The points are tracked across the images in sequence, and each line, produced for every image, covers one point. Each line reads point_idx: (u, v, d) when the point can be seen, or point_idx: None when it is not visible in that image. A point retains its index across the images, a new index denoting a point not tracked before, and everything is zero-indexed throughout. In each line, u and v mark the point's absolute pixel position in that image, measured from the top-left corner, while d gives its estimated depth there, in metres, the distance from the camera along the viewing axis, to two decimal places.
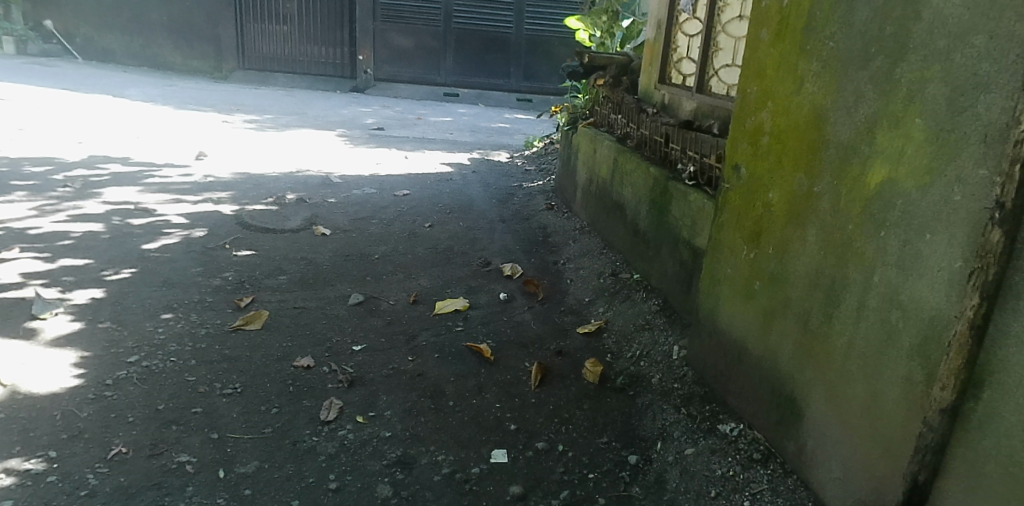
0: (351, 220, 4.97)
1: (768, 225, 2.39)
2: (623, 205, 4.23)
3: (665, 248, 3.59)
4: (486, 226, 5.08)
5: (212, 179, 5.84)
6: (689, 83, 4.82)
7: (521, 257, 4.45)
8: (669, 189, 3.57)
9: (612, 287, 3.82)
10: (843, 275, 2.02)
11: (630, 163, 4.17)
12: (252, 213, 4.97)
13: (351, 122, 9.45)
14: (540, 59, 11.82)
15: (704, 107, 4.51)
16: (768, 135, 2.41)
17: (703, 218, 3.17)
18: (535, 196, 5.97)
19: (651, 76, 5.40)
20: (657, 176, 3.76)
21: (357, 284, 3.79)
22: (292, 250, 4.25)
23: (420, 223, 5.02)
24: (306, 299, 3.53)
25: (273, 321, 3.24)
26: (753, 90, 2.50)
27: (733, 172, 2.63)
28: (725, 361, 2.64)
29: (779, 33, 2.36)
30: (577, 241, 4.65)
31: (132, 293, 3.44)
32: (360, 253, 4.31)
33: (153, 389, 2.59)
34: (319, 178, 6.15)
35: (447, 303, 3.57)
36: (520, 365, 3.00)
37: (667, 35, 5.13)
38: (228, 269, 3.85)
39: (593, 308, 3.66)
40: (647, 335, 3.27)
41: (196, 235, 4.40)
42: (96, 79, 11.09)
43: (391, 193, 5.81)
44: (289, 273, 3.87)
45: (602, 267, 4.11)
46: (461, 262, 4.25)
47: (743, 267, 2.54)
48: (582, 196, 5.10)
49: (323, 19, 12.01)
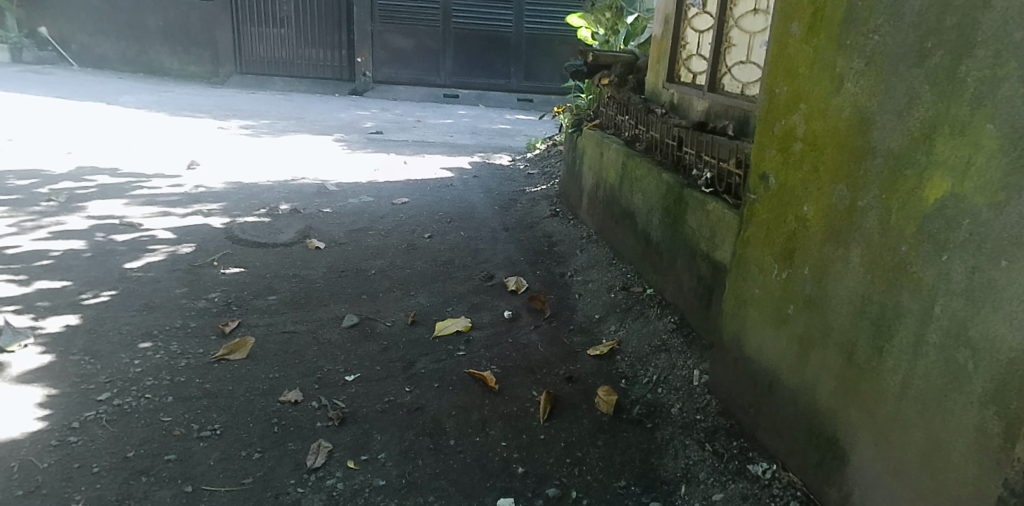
0: (346, 232, 4.73)
1: (803, 242, 2.15)
2: (633, 213, 3.98)
3: (680, 260, 3.34)
4: (488, 235, 4.83)
5: (203, 189, 5.60)
6: (700, 81, 4.57)
7: (526, 269, 4.20)
8: (684, 197, 3.32)
9: (624, 302, 3.57)
10: (895, 302, 1.78)
11: (639, 168, 3.92)
12: (244, 226, 4.73)
13: (350, 126, 9.21)
14: (541, 58, 11.58)
15: (717, 107, 4.26)
16: (802, 140, 2.18)
17: (723, 231, 2.93)
18: (539, 202, 5.72)
19: (659, 74, 5.14)
20: (670, 183, 3.51)
21: (351, 303, 3.54)
22: (283, 266, 4.01)
23: (420, 233, 4.77)
24: (296, 321, 3.29)
25: (260, 349, 3.00)
26: (785, 91, 2.28)
27: (761, 181, 2.40)
28: (754, 390, 2.41)
29: (814, 27, 2.14)
30: (585, 250, 4.41)
31: (110, 318, 3.20)
32: (356, 268, 4.06)
33: (124, 433, 2.36)
34: (314, 186, 5.91)
35: (448, 324, 3.33)
36: (527, 395, 2.76)
37: (675, 31, 4.87)
38: (214, 289, 3.61)
39: (604, 326, 3.42)
40: (664, 357, 3.02)
41: (183, 251, 4.16)
42: (90, 86, 10.86)
43: (389, 202, 5.56)
44: (279, 292, 3.63)
45: (612, 280, 3.86)
46: (463, 276, 4.01)
47: (773, 286, 2.30)
48: (589, 202, 4.86)
49: (320, 21, 11.76)
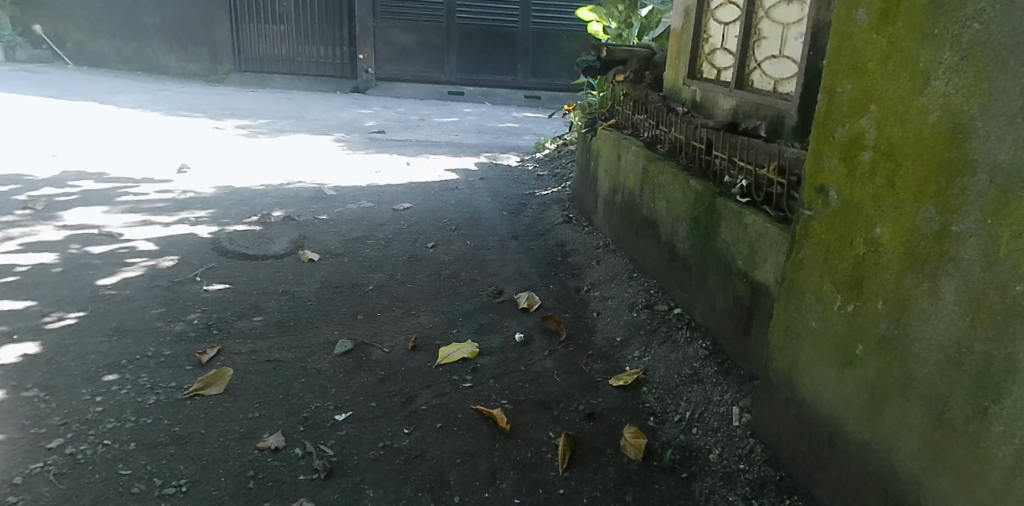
0: (343, 242, 4.38)
1: (876, 272, 1.82)
2: (656, 222, 3.62)
3: (712, 277, 2.99)
4: (497, 244, 4.48)
5: (192, 195, 5.26)
6: (726, 77, 4.21)
7: (538, 283, 3.85)
8: (717, 208, 2.98)
9: (648, 322, 3.21)
10: (1006, 353, 1.49)
11: (663, 173, 3.56)
12: (232, 235, 4.39)
13: (351, 125, 8.87)
14: (548, 54, 11.22)
15: (746, 105, 3.90)
16: (872, 150, 1.84)
17: (765, 248, 2.58)
18: (550, 206, 5.37)
19: (679, 71, 4.78)
20: (700, 191, 3.16)
21: (345, 324, 3.20)
22: (272, 282, 3.66)
23: (422, 242, 4.43)
24: (282, 347, 2.94)
25: (239, 382, 2.65)
26: (845, 89, 1.94)
27: (817, 196, 2.06)
28: (809, 439, 2.09)
29: (886, 13, 1.79)
30: (602, 261, 4.05)
31: (73, 346, 2.86)
32: (352, 283, 3.72)
33: (73, 492, 2.04)
34: (311, 191, 5.57)
35: (453, 350, 2.98)
36: (543, 437, 2.42)
37: (697, 24, 4.51)
38: (193, 309, 3.27)
39: (626, 350, 3.05)
40: (697, 390, 2.68)
41: (164, 264, 3.82)
42: (85, 85, 10.53)
43: (390, 207, 5.22)
44: (266, 312, 3.28)
45: (633, 296, 3.50)
46: (469, 292, 3.66)
47: (835, 321, 1.97)
48: (605, 208, 4.50)
49: (321, 16, 11.42)
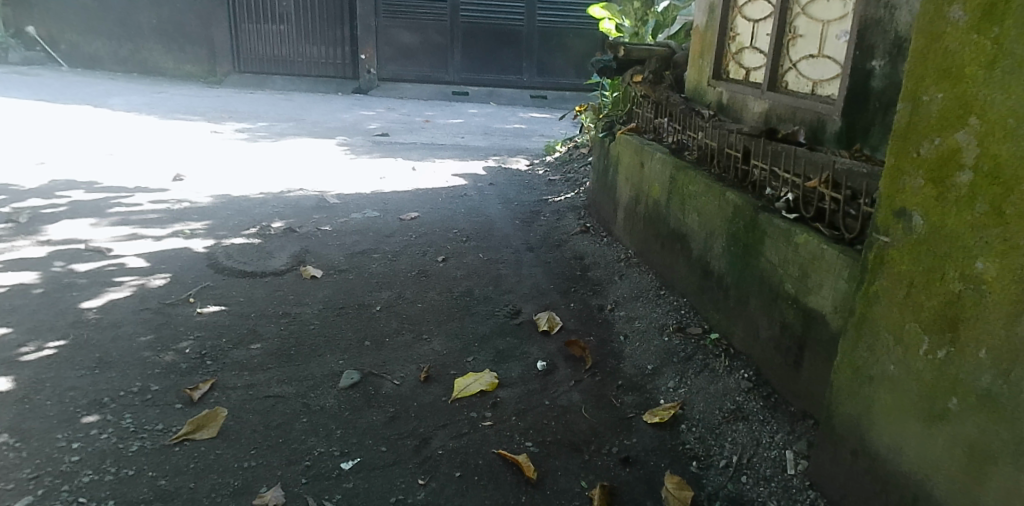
0: (347, 256, 4.11)
1: (976, 313, 1.57)
2: (686, 236, 3.35)
3: (754, 301, 2.72)
4: (511, 257, 4.21)
5: (187, 205, 5.00)
6: (756, 78, 3.94)
7: (557, 301, 3.57)
8: (760, 224, 2.70)
9: (681, 348, 2.93)
10: None
11: (695, 183, 3.28)
12: (229, 250, 4.12)
13: (353, 128, 8.59)
14: (554, 52, 10.95)
15: (781, 108, 3.63)
16: (973, 170, 1.59)
17: (820, 272, 2.32)
18: (565, 214, 5.10)
19: (703, 71, 4.51)
20: (740, 204, 2.88)
21: (350, 352, 2.93)
22: (270, 303, 3.39)
23: (431, 256, 4.16)
24: (281, 380, 2.67)
25: (234, 424, 2.39)
26: (935, 98, 1.67)
27: (895, 219, 1.79)
28: (884, 498, 1.83)
29: (992, 10, 1.53)
30: (626, 276, 3.78)
31: (51, 382, 2.60)
32: (357, 303, 3.45)
33: None
34: (312, 199, 5.30)
35: (470, 381, 2.71)
36: (575, 488, 2.15)
37: (723, 21, 4.24)
38: (185, 336, 3.00)
39: (658, 380, 2.77)
40: (743, 429, 2.41)
41: (155, 284, 3.55)
42: (80, 88, 10.28)
43: (396, 217, 4.95)
44: (264, 338, 3.02)
45: (662, 318, 3.22)
46: (484, 313, 3.39)
47: (918, 367, 1.71)
48: (626, 218, 4.23)
49: (322, 16, 11.15)
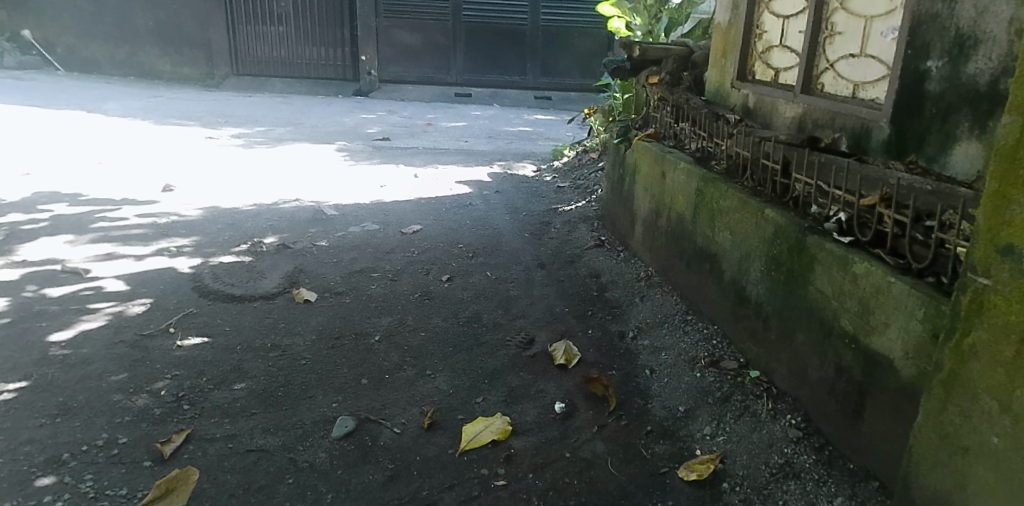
0: (343, 276, 3.80)
1: None
2: (716, 256, 3.04)
3: (802, 335, 2.41)
4: (522, 276, 3.90)
5: (175, 218, 4.69)
6: (787, 79, 3.61)
7: (574, 328, 3.25)
8: (808, 247, 2.39)
9: (717, 386, 2.63)
10: None
11: (726, 198, 2.97)
12: (217, 270, 3.81)
13: (353, 132, 8.28)
14: (559, 52, 10.63)
15: (816, 113, 3.30)
16: None
17: (885, 308, 2.02)
18: (577, 225, 4.78)
19: (726, 71, 4.18)
20: (782, 224, 2.56)
21: (345, 393, 2.61)
22: (258, 333, 3.07)
23: (436, 275, 3.84)
24: (266, 430, 2.36)
25: (208, 488, 2.08)
26: None
27: (1000, 258, 1.50)
28: None
29: None
30: (648, 299, 3.47)
31: (5, 434, 2.29)
32: (355, 331, 3.13)
33: None
34: (308, 211, 4.99)
35: (479, 429, 2.40)
36: None
37: (749, 18, 3.91)
38: (161, 375, 2.69)
39: (692, 425, 2.46)
40: (796, 489, 2.12)
41: (133, 311, 3.24)
42: (74, 92, 10.00)
43: (398, 230, 4.64)
44: (249, 376, 2.70)
45: (692, 350, 2.92)
46: (494, 342, 3.07)
47: None
48: (645, 232, 3.91)
49: (322, 16, 10.84)
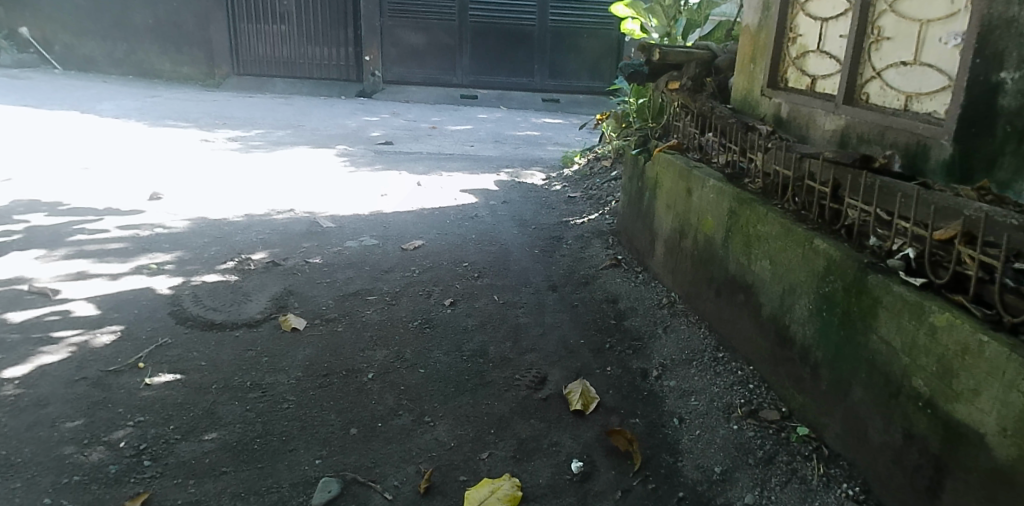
0: (336, 299, 3.46)
1: None
2: (752, 287, 2.71)
3: (860, 390, 2.11)
4: (532, 299, 3.56)
5: (160, 231, 4.36)
6: (825, 88, 3.27)
7: (590, 364, 2.91)
8: (871, 287, 2.06)
9: (758, 443, 2.33)
10: None
11: (765, 222, 2.63)
12: (199, 290, 3.48)
13: (355, 135, 7.94)
14: (567, 54, 10.30)
15: (861, 126, 2.95)
16: None
17: (974, 372, 1.73)
18: (590, 241, 4.44)
19: (755, 78, 3.82)
20: (835, 257, 2.23)
21: (331, 446, 2.29)
22: (237, 369, 2.73)
23: (438, 299, 3.50)
24: (237, 496, 2.05)
25: None
26: None
27: None
28: None
29: None
30: (672, 330, 3.14)
31: None
32: (346, 367, 2.80)
33: None
34: (303, 223, 4.66)
35: (484, 495, 2.08)
36: None
37: (782, 20, 3.57)
38: (122, 422, 2.36)
39: (732, 492, 2.16)
40: None
41: (100, 341, 2.91)
42: (68, 91, 9.69)
43: (398, 246, 4.30)
44: (223, 424, 2.38)
45: (726, 396, 2.60)
46: (502, 382, 2.73)
47: None
48: (666, 253, 3.58)
49: (325, 15, 10.51)
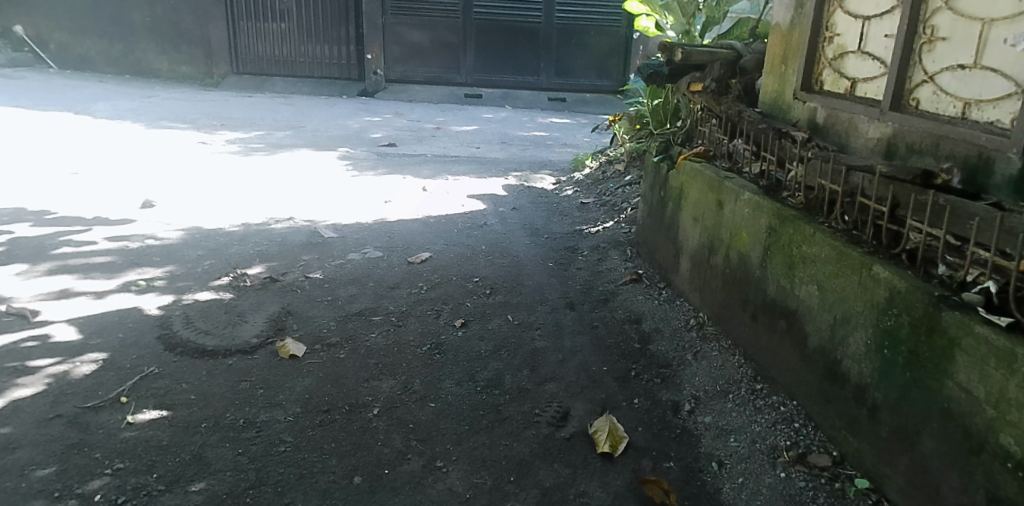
0: (338, 320, 3.21)
1: None
2: (795, 314, 2.46)
3: (931, 441, 1.86)
4: (548, 319, 3.31)
5: (151, 242, 4.12)
6: (868, 92, 3.00)
7: (616, 395, 2.66)
8: (946, 325, 1.81)
9: (809, 495, 2.08)
10: None
11: (811, 244, 2.38)
12: (190, 310, 3.23)
13: (357, 137, 7.69)
14: (574, 52, 10.04)
15: (911, 135, 2.69)
16: None
17: None
18: (608, 253, 4.19)
19: (786, 80, 3.56)
20: (899, 287, 1.98)
21: (333, 499, 2.05)
22: (229, 405, 2.48)
23: (446, 319, 3.25)
24: None
25: None
26: None
27: None
28: None
29: None
30: (702, 356, 2.88)
31: None
32: (348, 401, 2.55)
33: None
34: (302, 233, 4.41)
35: None
36: None
37: (818, 18, 3.29)
38: (99, 469, 2.12)
39: None
40: None
41: (80, 371, 2.66)
42: (64, 91, 9.45)
43: (403, 258, 4.05)
44: (212, 472, 2.13)
45: (768, 436, 2.35)
46: (520, 419, 2.48)
47: None
48: (693, 270, 3.33)
49: (326, 12, 10.25)
